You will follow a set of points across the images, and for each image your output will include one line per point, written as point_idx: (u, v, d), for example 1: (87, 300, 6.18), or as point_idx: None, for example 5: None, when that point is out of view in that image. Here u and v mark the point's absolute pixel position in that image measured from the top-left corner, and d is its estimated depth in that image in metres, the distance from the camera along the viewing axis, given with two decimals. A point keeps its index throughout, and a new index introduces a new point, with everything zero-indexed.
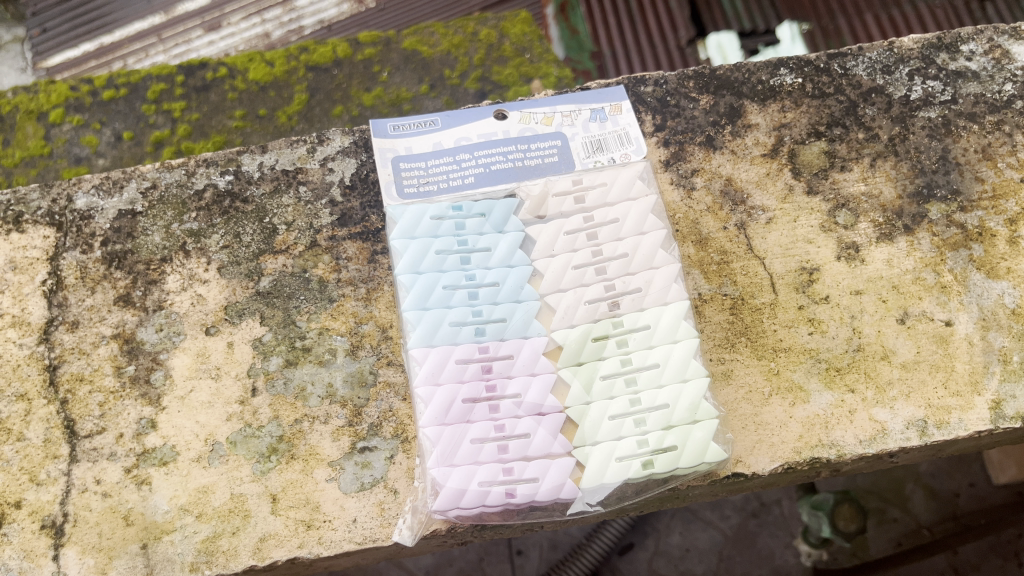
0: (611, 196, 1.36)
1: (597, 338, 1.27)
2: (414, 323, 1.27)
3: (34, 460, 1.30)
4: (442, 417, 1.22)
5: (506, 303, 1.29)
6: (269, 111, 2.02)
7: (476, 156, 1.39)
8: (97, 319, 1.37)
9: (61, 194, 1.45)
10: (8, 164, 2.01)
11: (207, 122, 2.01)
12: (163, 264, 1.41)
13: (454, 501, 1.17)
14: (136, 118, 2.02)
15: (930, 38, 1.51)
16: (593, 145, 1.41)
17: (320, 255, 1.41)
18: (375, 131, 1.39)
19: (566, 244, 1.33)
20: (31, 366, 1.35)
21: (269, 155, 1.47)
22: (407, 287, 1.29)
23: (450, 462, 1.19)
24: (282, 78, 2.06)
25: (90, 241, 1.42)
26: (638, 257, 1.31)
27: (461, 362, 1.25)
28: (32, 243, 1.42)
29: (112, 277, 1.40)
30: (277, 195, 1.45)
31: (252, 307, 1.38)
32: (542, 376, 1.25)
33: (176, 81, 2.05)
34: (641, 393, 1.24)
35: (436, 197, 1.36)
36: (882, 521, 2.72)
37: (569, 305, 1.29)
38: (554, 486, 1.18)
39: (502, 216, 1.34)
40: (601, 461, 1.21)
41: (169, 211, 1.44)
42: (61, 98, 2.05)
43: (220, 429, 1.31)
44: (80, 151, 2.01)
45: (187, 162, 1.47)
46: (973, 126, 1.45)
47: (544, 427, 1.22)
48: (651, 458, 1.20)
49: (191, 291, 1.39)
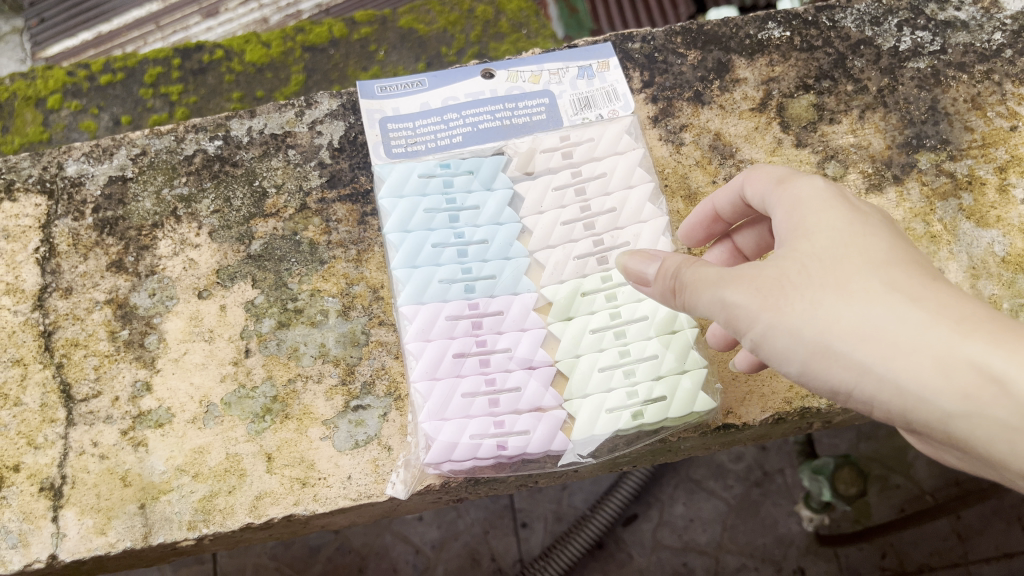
0: (599, 151, 1.36)
1: (586, 292, 1.28)
2: (404, 281, 1.27)
3: (31, 424, 1.31)
4: (432, 371, 1.22)
5: (495, 260, 1.29)
6: (267, 93, 2.03)
7: (463, 116, 1.39)
8: (91, 284, 1.38)
9: (52, 162, 1.46)
10: (9, 151, 2.01)
11: (205, 104, 2.01)
12: (154, 230, 1.41)
13: (446, 454, 1.18)
14: (134, 102, 2.01)
15: None
16: (581, 102, 1.42)
17: (310, 217, 1.41)
18: (362, 92, 1.39)
19: (555, 200, 1.33)
20: (26, 332, 1.36)
21: (258, 119, 1.48)
22: (397, 246, 1.29)
23: (442, 416, 1.20)
24: (279, 59, 2.05)
25: (81, 208, 1.43)
26: (627, 211, 1.32)
27: (451, 318, 1.25)
28: (24, 211, 1.43)
29: (104, 243, 1.41)
30: (266, 158, 1.45)
31: (244, 270, 1.39)
32: (532, 331, 1.26)
33: (172, 64, 2.04)
34: (630, 345, 1.24)
35: (424, 156, 1.36)
36: (884, 487, 2.50)
37: (558, 261, 1.30)
38: (545, 438, 1.19)
39: (490, 173, 1.34)
40: (591, 413, 1.21)
41: (159, 176, 1.45)
42: (59, 84, 2.04)
43: (215, 390, 1.32)
44: (78, 135, 2.01)
45: (176, 129, 1.48)
46: (963, 76, 1.44)
47: (534, 380, 1.23)
48: (641, 409, 1.21)
49: (183, 256, 1.40)
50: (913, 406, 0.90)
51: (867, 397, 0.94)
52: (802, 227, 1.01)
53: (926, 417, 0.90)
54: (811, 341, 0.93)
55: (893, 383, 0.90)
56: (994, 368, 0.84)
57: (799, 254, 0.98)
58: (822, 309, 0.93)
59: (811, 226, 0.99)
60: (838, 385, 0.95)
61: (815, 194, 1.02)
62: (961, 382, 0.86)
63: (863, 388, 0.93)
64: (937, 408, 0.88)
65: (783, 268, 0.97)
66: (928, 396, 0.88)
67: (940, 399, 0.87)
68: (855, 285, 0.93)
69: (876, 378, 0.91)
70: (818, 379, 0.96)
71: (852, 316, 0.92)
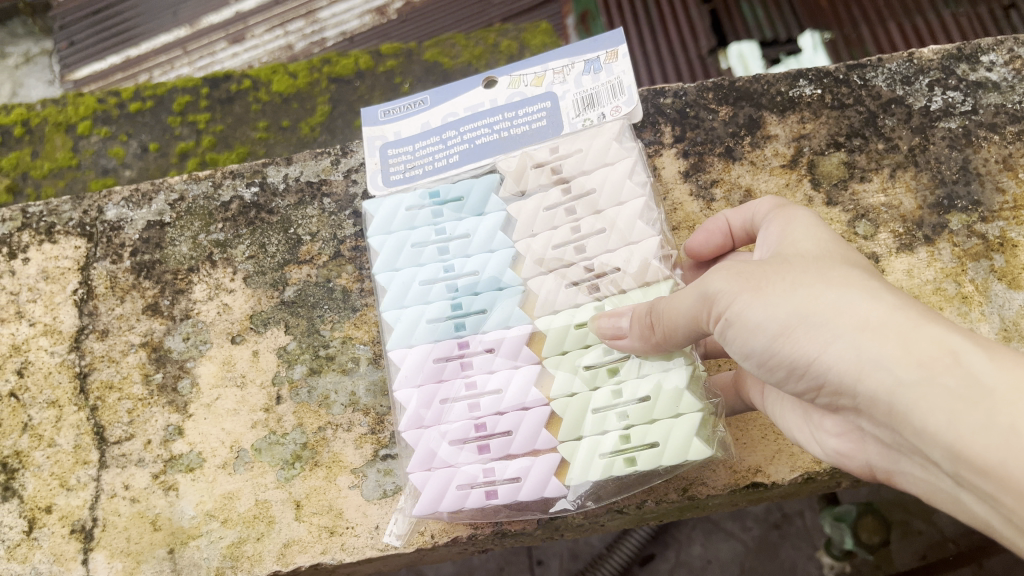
0: (588, 162, 1.30)
1: (580, 325, 1.21)
2: (394, 323, 1.29)
3: (65, 465, 1.34)
4: (420, 420, 1.22)
5: (486, 292, 1.27)
6: (292, 122, 2.06)
7: (462, 133, 1.40)
8: (126, 327, 1.41)
9: (92, 206, 1.49)
10: (36, 175, 2.07)
11: (231, 133, 2.06)
12: (190, 274, 1.44)
13: (433, 506, 1.17)
14: (162, 129, 2.07)
15: (950, 49, 1.52)
16: (583, 102, 1.37)
17: (343, 265, 1.43)
18: (366, 118, 1.45)
19: (545, 221, 1.28)
20: (63, 374, 1.38)
21: (294, 167, 1.50)
22: (386, 286, 1.31)
23: (429, 467, 1.20)
24: (305, 89, 2.10)
25: (120, 252, 1.46)
26: (616, 233, 1.24)
27: (439, 360, 1.25)
28: (64, 253, 1.46)
29: (140, 286, 1.43)
30: (302, 206, 1.47)
31: (277, 316, 1.40)
32: (523, 370, 1.22)
33: (200, 93, 2.10)
34: (623, 382, 1.17)
35: (420, 180, 1.40)
36: (906, 533, 2.31)
37: (550, 289, 1.25)
38: (536, 484, 1.16)
39: (480, 199, 1.32)
40: (585, 456, 1.15)
41: (196, 222, 1.47)
42: (89, 110, 2.11)
43: (245, 436, 1.34)
44: (107, 162, 2.06)
45: (214, 175, 1.50)
46: (994, 137, 1.45)
47: (525, 423, 1.19)
48: (633, 455, 1.13)
49: (218, 300, 1.42)
50: (870, 374, 0.87)
51: (832, 365, 0.91)
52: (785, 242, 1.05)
53: (881, 388, 0.87)
54: (785, 309, 0.93)
55: (858, 348, 0.88)
56: (952, 343, 0.83)
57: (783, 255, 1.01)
58: (804, 282, 0.94)
59: (799, 242, 1.03)
60: (803, 356, 0.93)
61: (804, 218, 1.08)
62: (922, 352, 0.84)
63: (828, 354, 0.90)
64: (895, 377, 0.85)
65: (769, 257, 0.99)
66: (883, 367, 0.86)
67: (897, 368, 0.85)
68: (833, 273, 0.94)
69: (840, 344, 0.89)
70: (787, 352, 0.95)
71: (821, 289, 0.92)
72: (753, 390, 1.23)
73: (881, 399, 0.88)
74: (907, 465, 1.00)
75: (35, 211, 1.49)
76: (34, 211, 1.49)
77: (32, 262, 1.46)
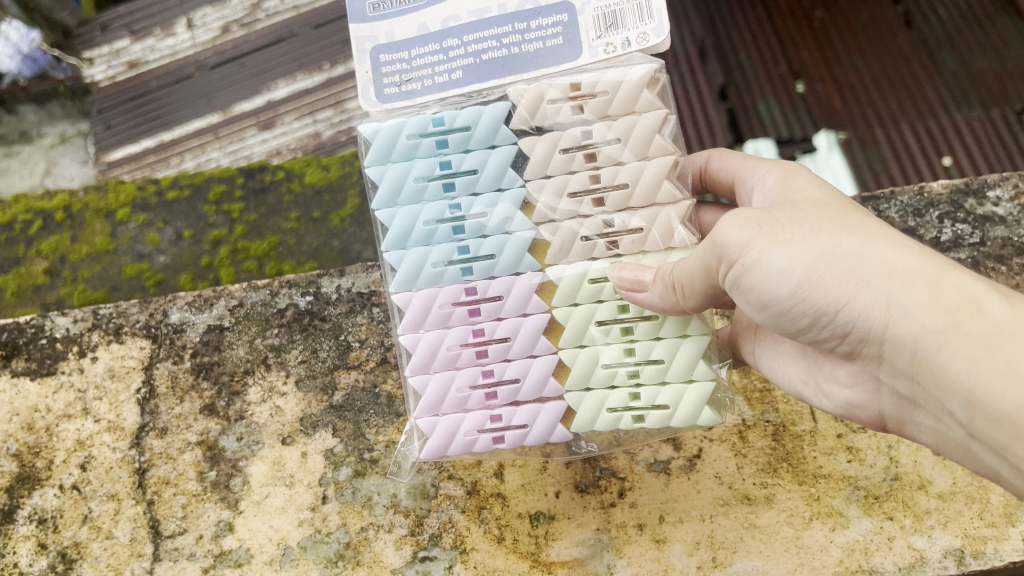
0: (613, 108, 1.22)
1: (595, 279, 1.20)
2: (396, 263, 1.24)
3: (120, 557, 1.42)
4: (427, 365, 1.23)
5: (495, 237, 1.22)
6: (323, 214, 2.06)
7: (465, 43, 1.26)
8: (184, 425, 1.50)
9: (157, 309, 1.60)
10: (73, 257, 2.06)
11: (263, 223, 2.05)
12: (245, 377, 1.54)
13: (442, 450, 1.23)
14: (197, 217, 2.07)
15: (958, 184, 1.63)
16: (605, 19, 1.23)
17: (389, 371, 1.53)
18: (351, 13, 1.28)
19: (562, 164, 1.22)
20: (123, 468, 1.48)
21: (347, 278, 1.62)
22: (386, 224, 1.23)
23: (437, 412, 1.23)
24: (337, 181, 2.10)
25: (181, 353, 1.56)
26: (640, 190, 1.20)
27: (445, 305, 1.22)
28: (129, 353, 1.57)
29: (199, 386, 1.53)
30: (352, 314, 1.58)
31: (325, 419, 1.49)
32: (532, 317, 1.22)
33: (235, 182, 2.09)
34: (635, 342, 1.21)
35: (418, 97, 1.27)
36: None
37: (565, 238, 1.22)
38: (543, 432, 1.22)
39: (489, 130, 1.21)
40: (590, 409, 1.21)
41: (253, 327, 1.58)
42: (128, 197, 2.09)
43: (292, 534, 1.41)
44: (143, 247, 2.05)
45: (271, 283, 1.62)
46: (1001, 268, 1.55)
47: (534, 372, 1.22)
48: (642, 413, 1.21)
49: (271, 403, 1.51)
50: (898, 319, 0.96)
51: (859, 310, 0.99)
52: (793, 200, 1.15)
53: (908, 333, 0.96)
54: (808, 256, 1.00)
55: (885, 293, 0.96)
56: (975, 291, 0.92)
57: (795, 206, 1.10)
58: (823, 233, 1.02)
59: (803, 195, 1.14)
60: (830, 302, 1.00)
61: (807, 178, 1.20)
62: (948, 299, 0.93)
63: (856, 300, 0.98)
64: (923, 324, 0.94)
65: (779, 209, 1.07)
66: (911, 313, 0.95)
67: (924, 313, 0.94)
68: (852, 224, 1.03)
69: (868, 290, 0.97)
70: (811, 298, 1.02)
71: (841, 239, 1.01)
72: (745, 342, 1.38)
73: (908, 343, 0.97)
74: (919, 416, 1.10)
75: (105, 312, 1.61)
76: (104, 311, 1.61)
77: (100, 360, 1.56)
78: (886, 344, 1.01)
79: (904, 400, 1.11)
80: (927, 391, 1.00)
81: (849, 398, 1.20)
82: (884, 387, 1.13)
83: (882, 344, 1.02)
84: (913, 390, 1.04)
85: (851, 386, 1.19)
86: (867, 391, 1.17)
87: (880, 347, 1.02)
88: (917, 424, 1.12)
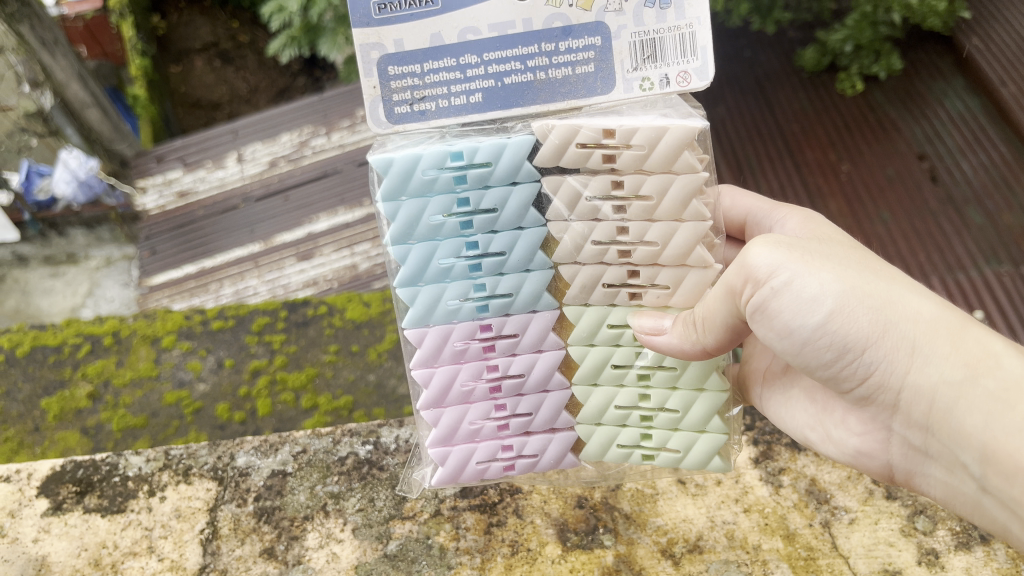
0: (650, 165, 1.36)
1: (613, 325, 1.51)
2: (411, 301, 1.47)
3: None
4: (438, 403, 1.55)
5: (513, 276, 1.46)
6: (361, 348, 2.49)
7: (485, 63, 1.37)
8: (243, 567, 1.56)
9: (225, 453, 1.78)
10: (120, 382, 2.43)
11: (303, 353, 2.46)
12: (305, 521, 1.63)
13: (456, 476, 1.60)
14: (240, 346, 2.50)
15: None
16: (636, 48, 1.37)
17: (442, 523, 1.61)
18: (359, 20, 1.34)
19: (588, 211, 1.43)
20: None
21: (405, 429, 1.79)
22: (400, 262, 1.43)
23: (449, 444, 1.58)
24: (376, 317, 2.58)
25: (245, 495, 1.68)
26: (670, 253, 1.43)
27: (461, 343, 1.51)
28: (196, 494, 1.70)
29: (260, 530, 1.62)
30: (410, 464, 1.72)
31: (379, 567, 1.55)
32: (545, 353, 1.53)
33: (278, 315, 2.57)
34: (652, 390, 1.56)
35: (430, 117, 1.40)
36: None
37: (587, 280, 1.48)
38: (548, 460, 1.61)
39: (515, 213, 1.40)
40: (603, 441, 1.60)
41: (315, 473, 1.71)
42: (175, 326, 2.56)
43: None
44: (184, 374, 2.44)
45: (334, 432, 1.79)
46: None
47: (544, 406, 1.57)
48: (652, 453, 1.60)
49: (327, 549, 1.58)
50: (921, 363, 1.25)
51: (886, 349, 1.27)
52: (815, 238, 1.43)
53: (930, 381, 1.25)
54: (841, 288, 1.26)
55: (912, 340, 1.25)
56: (992, 348, 1.22)
57: (819, 243, 1.37)
58: (852, 270, 1.29)
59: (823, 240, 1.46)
60: (860, 337, 1.27)
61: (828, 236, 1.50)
62: (968, 354, 1.23)
63: (885, 338, 1.26)
64: (945, 375, 1.24)
65: (805, 244, 1.34)
66: (937, 362, 1.24)
67: (947, 362, 1.24)
68: (879, 270, 1.31)
69: (897, 332, 1.26)
70: (840, 327, 1.28)
71: (873, 279, 1.28)
72: (755, 386, 1.77)
73: (927, 390, 1.26)
74: (927, 466, 1.39)
75: (177, 453, 1.78)
76: (177, 453, 1.79)
77: (168, 500, 1.70)
78: (904, 387, 1.30)
79: (914, 452, 1.40)
80: (942, 441, 1.29)
81: (857, 445, 1.52)
82: (893, 437, 1.43)
83: (901, 390, 1.31)
84: (926, 440, 1.33)
85: (860, 435, 1.50)
86: (874, 440, 1.48)
87: (899, 392, 1.31)
88: (920, 475, 1.42)
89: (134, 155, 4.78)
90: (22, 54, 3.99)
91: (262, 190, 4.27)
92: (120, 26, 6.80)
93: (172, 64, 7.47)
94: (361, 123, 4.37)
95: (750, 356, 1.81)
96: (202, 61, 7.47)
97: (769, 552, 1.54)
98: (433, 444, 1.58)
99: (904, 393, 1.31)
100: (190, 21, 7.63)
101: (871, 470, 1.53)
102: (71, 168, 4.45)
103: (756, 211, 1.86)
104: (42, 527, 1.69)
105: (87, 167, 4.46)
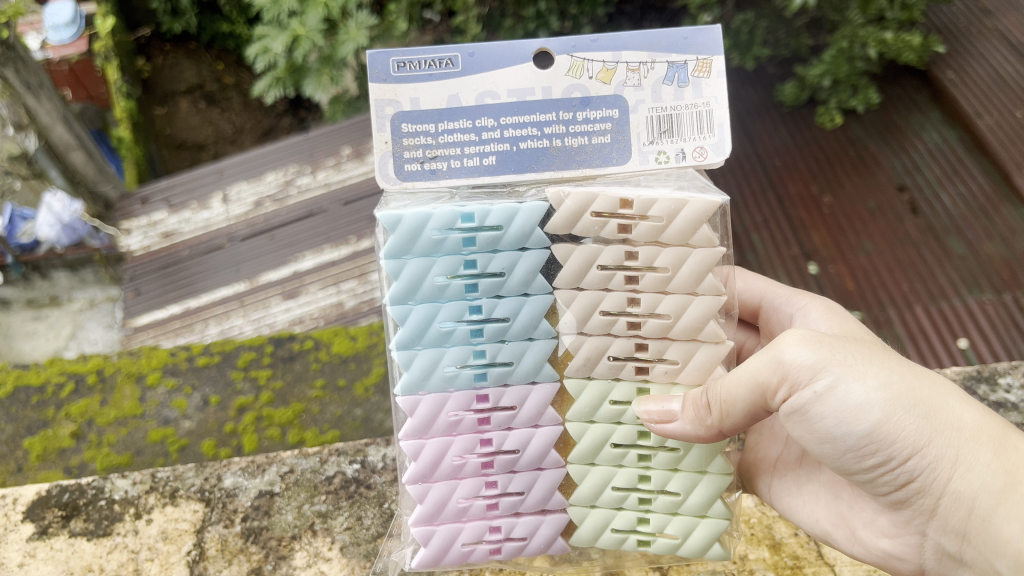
0: (665, 235, 1.50)
1: (615, 401, 1.62)
2: (407, 364, 1.57)
3: None
4: (428, 476, 1.62)
5: (517, 344, 1.58)
6: (348, 382, 2.49)
7: (506, 129, 1.53)
8: None
9: (212, 475, 1.99)
10: (104, 421, 2.42)
11: (289, 389, 2.47)
12: (292, 541, 1.86)
13: (440, 557, 1.65)
14: (225, 383, 2.50)
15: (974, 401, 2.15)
16: (653, 121, 1.54)
17: None
18: (380, 73, 1.49)
19: (600, 279, 1.54)
20: None
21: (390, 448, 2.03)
22: (403, 321, 1.54)
23: (435, 522, 1.64)
24: (362, 352, 2.58)
25: (232, 516, 1.90)
26: (681, 325, 1.55)
27: (458, 412, 1.60)
28: (183, 516, 1.92)
29: (247, 550, 1.85)
30: (396, 483, 1.95)
31: None
32: (545, 428, 1.62)
33: (264, 351, 2.58)
34: (653, 471, 1.65)
35: (444, 177, 1.54)
36: None
37: (594, 347, 1.59)
38: (536, 544, 1.67)
39: (523, 277, 1.52)
40: (597, 524, 1.68)
41: (302, 493, 1.94)
42: (160, 363, 2.55)
43: None
44: (169, 412, 2.43)
45: (321, 452, 2.02)
46: None
47: (536, 485, 1.65)
48: (646, 538, 1.68)
49: (315, 567, 1.82)
50: (962, 469, 1.37)
51: (930, 457, 1.37)
52: (851, 336, 1.51)
53: (972, 488, 1.36)
54: (889, 397, 1.36)
55: (956, 448, 1.37)
56: None
57: (857, 341, 1.46)
58: (896, 375, 1.38)
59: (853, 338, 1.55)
60: (904, 441, 1.37)
61: (861, 337, 1.59)
62: (1009, 463, 1.35)
63: (930, 446, 1.37)
64: (985, 484, 1.35)
65: (844, 342, 1.43)
66: (978, 469, 1.36)
67: (988, 470, 1.36)
68: (922, 375, 1.41)
69: (941, 440, 1.37)
70: (886, 435, 1.37)
71: (917, 386, 1.38)
72: (763, 478, 1.87)
73: (967, 499, 1.37)
74: (960, 572, 1.48)
75: (165, 476, 2.00)
76: (164, 475, 2.00)
77: (155, 522, 1.91)
78: (945, 493, 1.40)
79: (947, 558, 1.50)
80: (978, 549, 1.40)
81: (888, 547, 1.60)
82: (927, 542, 1.51)
83: (939, 497, 1.41)
84: (962, 546, 1.43)
85: (892, 537, 1.58)
86: (907, 543, 1.56)
87: (937, 498, 1.41)
88: None
89: (119, 198, 4.77)
90: (7, 97, 3.95)
91: (247, 230, 4.27)
92: (105, 69, 6.73)
93: (157, 105, 7.52)
94: (346, 162, 4.39)
95: (755, 447, 1.93)
96: (187, 103, 7.53)
97: (756, 562, 1.83)
98: (411, 480, 1.62)
99: (943, 499, 1.41)
100: (174, 64, 7.55)
101: (900, 570, 1.61)
102: (53, 214, 4.49)
103: (767, 296, 2.05)
104: (27, 552, 1.89)
105: (71, 211, 4.46)
